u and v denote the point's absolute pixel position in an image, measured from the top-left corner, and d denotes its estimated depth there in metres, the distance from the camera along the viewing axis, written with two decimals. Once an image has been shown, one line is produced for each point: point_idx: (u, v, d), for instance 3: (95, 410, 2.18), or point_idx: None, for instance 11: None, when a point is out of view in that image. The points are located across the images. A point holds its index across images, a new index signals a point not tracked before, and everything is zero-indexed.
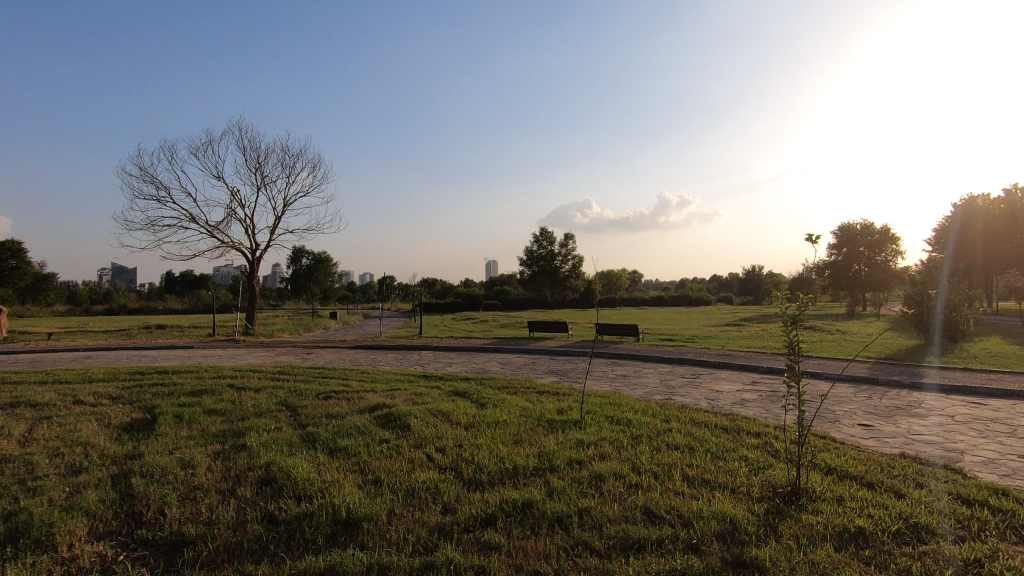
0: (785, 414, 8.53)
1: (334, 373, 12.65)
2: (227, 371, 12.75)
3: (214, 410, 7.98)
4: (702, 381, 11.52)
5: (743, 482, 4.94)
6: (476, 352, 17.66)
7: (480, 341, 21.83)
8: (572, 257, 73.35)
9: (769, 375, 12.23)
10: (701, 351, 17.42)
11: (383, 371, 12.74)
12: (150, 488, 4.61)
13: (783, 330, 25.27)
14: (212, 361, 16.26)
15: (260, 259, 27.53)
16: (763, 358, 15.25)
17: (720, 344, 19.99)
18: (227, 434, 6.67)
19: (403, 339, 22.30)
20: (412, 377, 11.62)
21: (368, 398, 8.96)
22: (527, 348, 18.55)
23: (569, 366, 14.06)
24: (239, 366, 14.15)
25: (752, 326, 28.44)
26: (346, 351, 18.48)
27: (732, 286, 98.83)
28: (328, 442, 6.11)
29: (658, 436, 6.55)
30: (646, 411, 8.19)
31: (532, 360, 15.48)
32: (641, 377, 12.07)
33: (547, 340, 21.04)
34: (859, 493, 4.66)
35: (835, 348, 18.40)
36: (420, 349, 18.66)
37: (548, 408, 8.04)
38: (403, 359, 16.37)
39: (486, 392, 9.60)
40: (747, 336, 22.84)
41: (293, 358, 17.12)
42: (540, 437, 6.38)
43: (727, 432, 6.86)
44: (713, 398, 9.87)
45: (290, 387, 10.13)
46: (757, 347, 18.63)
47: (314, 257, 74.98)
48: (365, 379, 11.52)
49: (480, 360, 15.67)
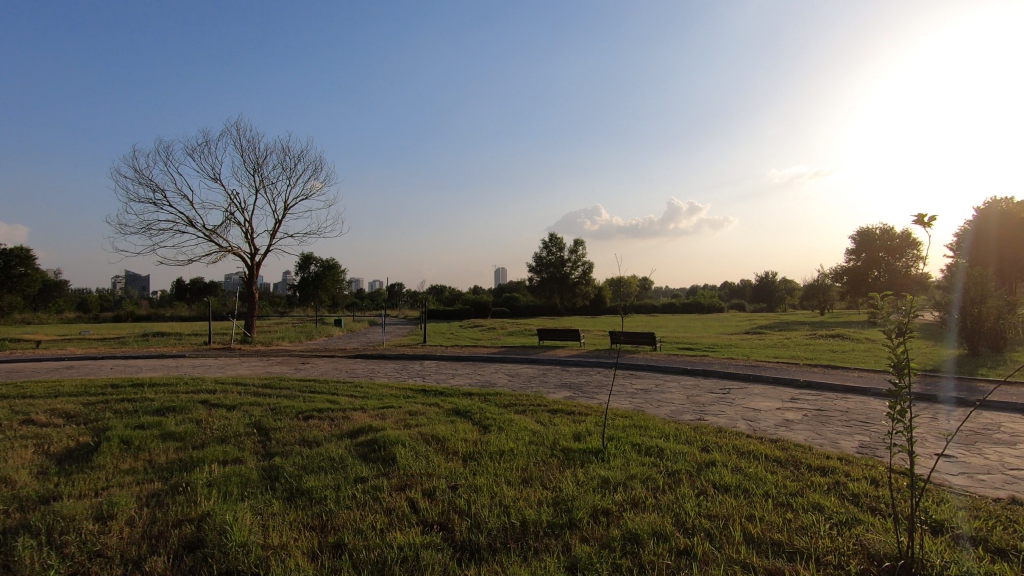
0: (843, 440, 7.23)
1: (325, 386, 11.48)
2: (209, 384, 11.62)
3: (172, 434, 6.84)
4: (735, 397, 10.23)
5: (827, 548, 3.69)
6: (482, 363, 16.44)
7: (487, 350, 20.59)
8: (582, 264, 71.98)
9: (809, 391, 10.89)
10: (726, 361, 16.08)
11: (379, 385, 11.54)
12: (32, 557, 3.44)
13: (809, 339, 23.74)
14: (198, 372, 15.18)
15: (260, 264, 26.58)
16: (797, 370, 13.89)
17: (744, 354, 18.61)
18: (173, 468, 5.50)
19: (406, 348, 21.12)
20: (409, 393, 10.42)
21: (354, 419, 7.76)
22: (537, 358, 17.30)
23: (583, 379, 12.79)
24: (225, 377, 13.04)
25: (774, 334, 26.95)
26: (344, 361, 17.33)
27: (745, 294, 96.81)
28: (292, 481, 4.92)
29: (701, 473, 5.30)
30: (679, 435, 6.93)
31: (542, 372, 14.22)
32: (665, 392, 10.79)
33: (558, 350, 19.75)
34: (997, 569, 3.39)
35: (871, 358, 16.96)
36: (423, 359, 17.48)
37: (563, 434, 6.79)
38: (404, 371, 15.19)
39: (490, 411, 8.38)
40: (772, 345, 21.39)
41: (286, 369, 15.99)
42: (555, 474, 5.15)
43: (784, 468, 5.60)
44: (751, 418, 8.58)
45: (269, 404, 8.96)
46: (786, 358, 17.25)
47: (321, 264, 74.25)
48: (357, 394, 10.33)
49: (487, 372, 14.44)
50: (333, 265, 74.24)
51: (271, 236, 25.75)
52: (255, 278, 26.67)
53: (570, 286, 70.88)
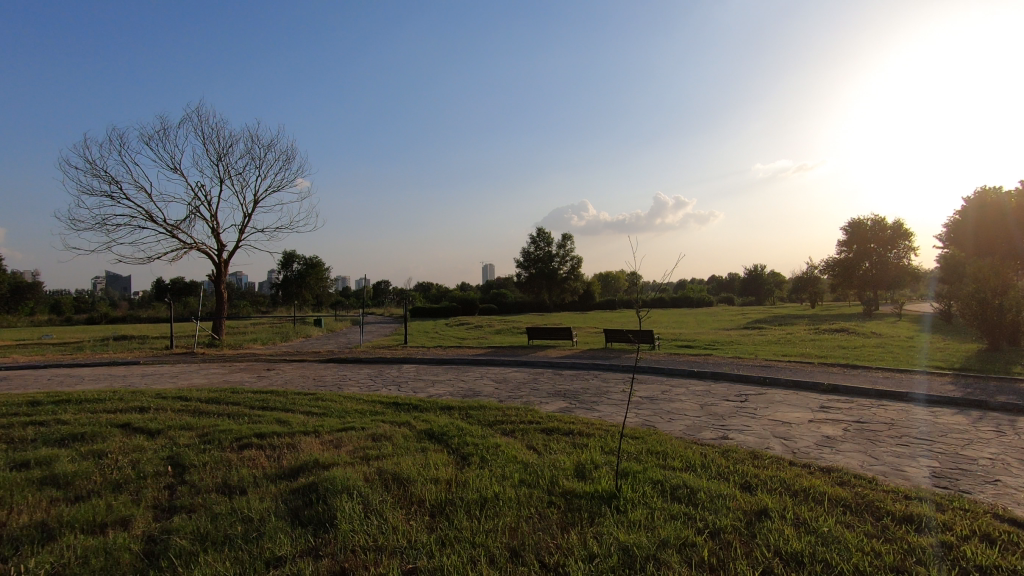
0: (907, 465, 5.85)
1: (284, 399, 9.94)
2: (146, 400, 10.03)
3: (56, 480, 5.27)
4: (756, 407, 8.85)
5: None
6: (467, 366, 14.98)
7: (472, 350, 19.11)
8: (571, 259, 70.63)
9: (837, 397, 9.56)
10: (732, 361, 14.80)
11: (346, 397, 10.03)
12: None
13: (813, 334, 22.48)
14: (147, 381, 13.54)
15: (230, 261, 24.85)
16: (814, 371, 12.60)
17: (748, 352, 17.37)
18: (25, 540, 3.97)
19: (384, 350, 19.57)
20: (379, 407, 8.92)
21: (302, 449, 6.26)
22: (526, 360, 15.82)
23: (578, 385, 11.38)
24: (171, 389, 11.42)
25: (773, 329, 25.79)
26: (315, 366, 15.78)
27: (733, 288, 96.22)
28: (175, 569, 3.41)
29: (755, 535, 3.87)
30: (708, 466, 5.49)
31: (533, 377, 12.79)
32: (675, 401, 9.39)
33: (548, 350, 18.33)
34: None
35: (885, 356, 15.76)
36: (401, 363, 15.98)
37: (563, 468, 5.33)
38: (379, 376, 13.67)
39: (472, 432, 6.89)
40: (775, 341, 20.16)
41: (249, 376, 14.41)
42: (555, 544, 3.69)
43: (860, 520, 4.19)
44: (784, 434, 7.20)
45: (202, 427, 7.40)
46: (794, 355, 16.01)
47: (304, 262, 72.09)
48: (318, 409, 8.84)
49: (471, 377, 12.99)
50: (316, 263, 72.17)
51: (240, 232, 24.02)
52: (223, 276, 24.91)
53: (558, 282, 69.58)
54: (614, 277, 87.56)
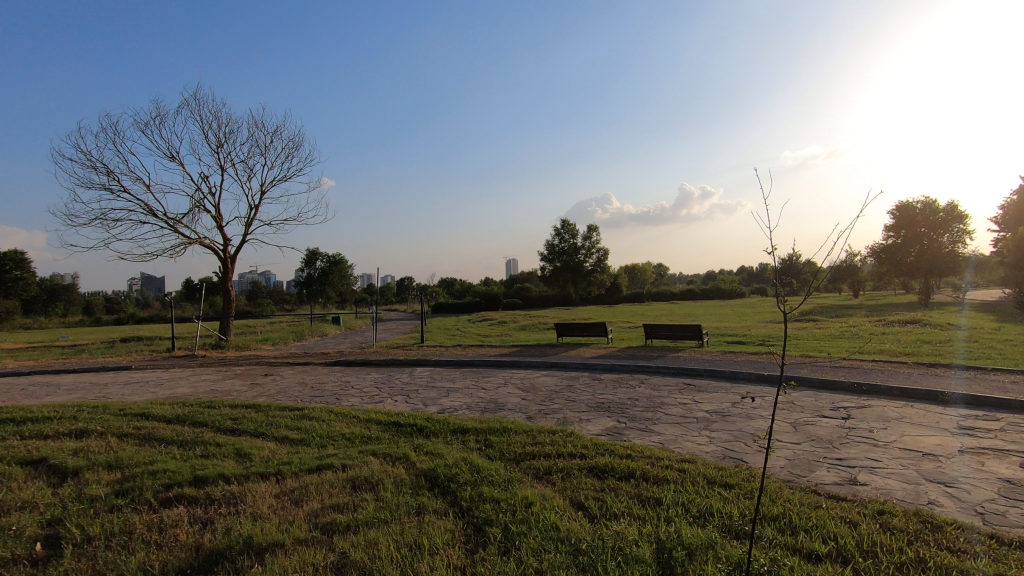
0: None
1: (263, 416, 8.07)
2: (100, 419, 8.28)
3: None
4: (871, 429, 6.65)
5: None
6: (488, 369, 13.01)
7: (495, 349, 17.22)
8: (597, 251, 68.17)
9: (971, 413, 7.30)
10: (801, 361, 12.52)
11: (339, 414, 8.12)
12: None
13: (881, 327, 19.85)
14: (127, 390, 11.93)
15: (237, 257, 23.38)
16: (912, 373, 10.28)
17: (813, 348, 15.00)
18: None
19: (399, 350, 17.79)
20: (376, 430, 6.97)
21: (246, 510, 4.31)
22: (557, 362, 13.80)
23: (624, 395, 9.29)
24: (140, 402, 9.71)
25: (829, 322, 23.15)
26: (318, 371, 14.03)
27: (768, 279, 92.20)
28: None
29: None
30: (875, 555, 3.36)
31: (567, 383, 10.77)
32: (757, 421, 7.23)
33: (581, 349, 16.24)
34: None
35: (984, 353, 13.26)
36: (415, 366, 14.11)
37: (635, 560, 3.28)
38: (387, 383, 11.78)
39: (492, 476, 4.90)
40: (839, 336, 17.70)
41: (242, 383, 12.70)
42: None
43: None
44: (939, 477, 5.01)
45: (132, 465, 5.56)
46: (872, 354, 13.61)
47: (326, 259, 71.24)
48: (298, 433, 6.93)
49: (493, 384, 11.04)
50: (339, 260, 71.35)
51: (246, 226, 22.49)
52: (230, 273, 23.45)
53: (584, 275, 67.10)
54: (641, 269, 85.03)
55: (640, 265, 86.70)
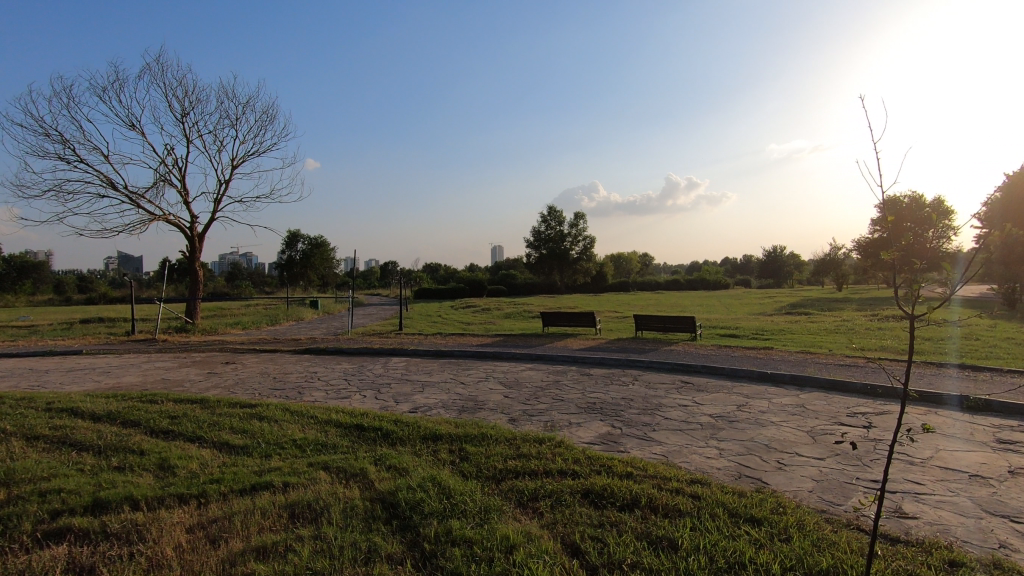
0: None
1: (207, 414, 7.05)
2: (18, 414, 7.20)
3: None
4: (901, 442, 5.84)
5: None
6: (469, 361, 12.09)
7: (478, 339, 16.30)
8: (583, 239, 67.44)
9: (1003, 422, 6.55)
10: (801, 357, 11.82)
11: (296, 413, 7.14)
12: None
13: (875, 321, 19.31)
14: (68, 378, 10.79)
15: (205, 236, 22.17)
16: (922, 373, 9.60)
17: (809, 344, 14.36)
18: None
19: (375, 338, 16.79)
20: (334, 435, 6.00)
21: (144, 555, 3.34)
22: (543, 353, 12.92)
23: (616, 394, 8.43)
24: (73, 395, 8.61)
25: (820, 315, 22.67)
26: (286, 359, 12.99)
27: (753, 270, 92.49)
28: None
29: None
30: None
31: (553, 379, 9.90)
32: (768, 429, 6.41)
33: (567, 339, 15.41)
34: None
35: (988, 351, 12.72)
36: (390, 356, 13.14)
37: None
38: (358, 375, 10.80)
39: (465, 505, 3.97)
40: (834, 331, 17.09)
41: (199, 372, 11.62)
42: None
43: None
44: (1000, 509, 4.19)
45: (21, 482, 4.52)
46: (873, 350, 12.99)
47: (308, 242, 69.56)
48: (242, 437, 5.93)
49: (473, 377, 10.13)
50: (321, 243, 69.65)
51: (214, 203, 21.22)
52: (198, 252, 22.19)
53: (569, 262, 66.45)
54: (626, 258, 84.79)
55: (626, 253, 86.35)
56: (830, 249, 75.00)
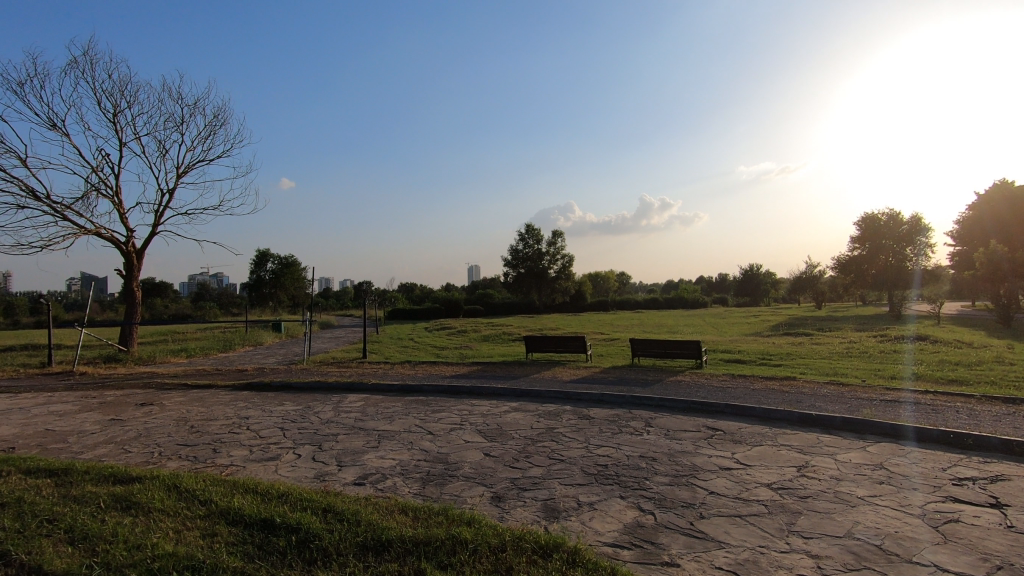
0: None
1: (47, 502, 4.80)
2: None
3: None
4: None
5: None
6: (441, 400, 9.96)
7: (452, 368, 14.18)
8: (562, 257, 65.99)
9: None
10: (833, 389, 10.06)
11: (185, 496, 4.93)
12: None
13: (884, 343, 17.80)
14: None
15: (143, 252, 19.71)
16: (995, 412, 7.87)
17: (829, 371, 12.63)
18: None
19: (334, 368, 14.56)
20: (222, 546, 3.86)
21: None
22: (530, 387, 10.90)
23: (632, 450, 6.45)
24: None
25: (821, 335, 21.16)
26: (218, 399, 10.67)
27: (730, 289, 92.66)
28: None
29: None
30: None
31: (545, 427, 7.85)
32: (864, 514, 4.47)
33: (556, 368, 13.42)
34: None
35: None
36: (346, 393, 10.97)
37: None
38: (300, 421, 8.59)
39: None
40: (847, 355, 15.48)
41: (100, 419, 9.25)
42: None
43: None
44: None
45: None
46: (906, 379, 11.33)
47: (279, 261, 66.77)
48: (71, 556, 3.73)
49: (445, 425, 8.03)
50: (290, 262, 66.71)
51: (154, 215, 18.84)
52: (135, 271, 19.66)
53: (548, 281, 64.86)
54: (604, 277, 83.72)
55: (604, 272, 85.30)
56: (806, 267, 75.10)
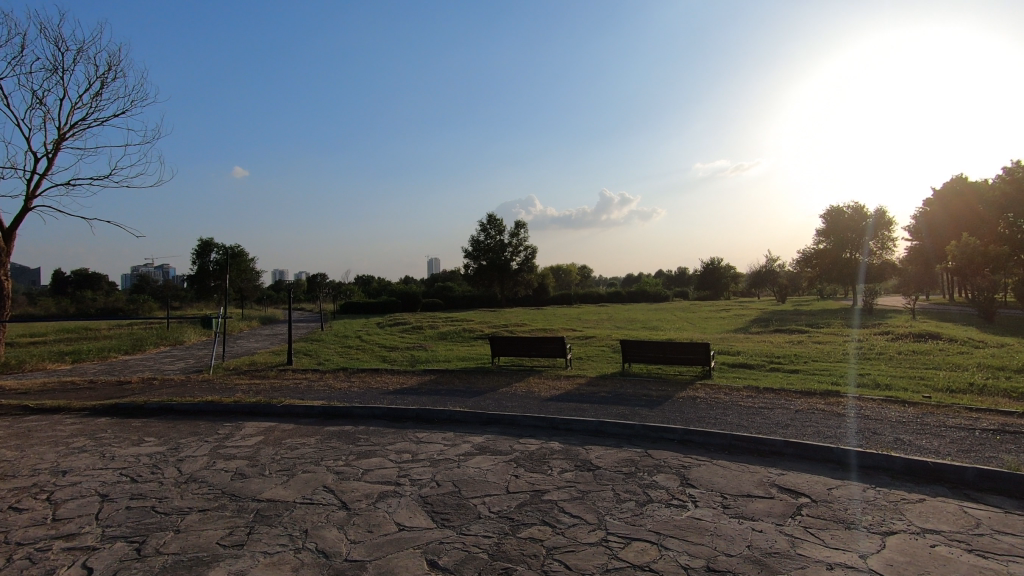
0: None
1: None
2: None
3: None
4: None
5: None
6: (374, 433, 7.01)
7: (400, 378, 11.19)
8: (525, 249, 63.37)
9: None
10: (897, 410, 7.69)
11: None
12: None
13: (894, 342, 15.85)
14: None
15: (15, 230, 15.81)
16: None
17: (863, 380, 10.35)
18: None
19: (248, 379, 11.35)
20: None
21: None
22: (501, 409, 8.08)
23: (690, 554, 3.67)
24: None
25: (816, 333, 19.14)
26: (49, 435, 7.37)
27: (691, 283, 92.46)
28: None
29: None
30: None
31: (528, 488, 5.03)
32: None
33: (533, 379, 10.64)
34: None
35: None
36: (245, 421, 7.86)
37: None
38: (142, 481, 5.46)
39: None
40: (863, 357, 13.36)
41: None
42: None
43: None
44: None
45: None
46: (966, 390, 9.12)
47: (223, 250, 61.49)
48: None
49: (372, 488, 5.11)
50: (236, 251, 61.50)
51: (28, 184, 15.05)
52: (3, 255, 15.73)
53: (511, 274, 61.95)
54: (567, 271, 81.72)
55: (567, 264, 82.98)
56: (768, 260, 75.03)
